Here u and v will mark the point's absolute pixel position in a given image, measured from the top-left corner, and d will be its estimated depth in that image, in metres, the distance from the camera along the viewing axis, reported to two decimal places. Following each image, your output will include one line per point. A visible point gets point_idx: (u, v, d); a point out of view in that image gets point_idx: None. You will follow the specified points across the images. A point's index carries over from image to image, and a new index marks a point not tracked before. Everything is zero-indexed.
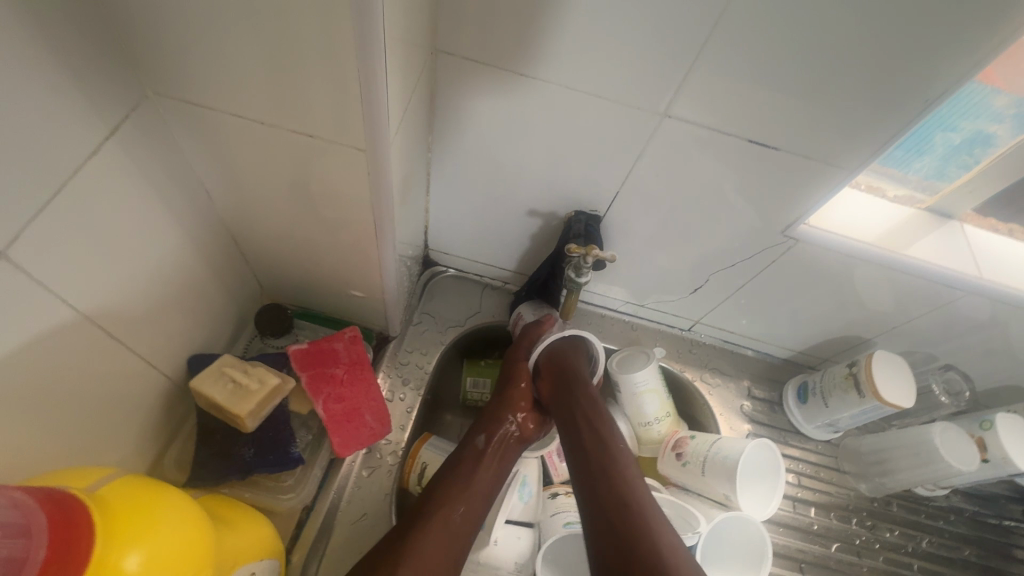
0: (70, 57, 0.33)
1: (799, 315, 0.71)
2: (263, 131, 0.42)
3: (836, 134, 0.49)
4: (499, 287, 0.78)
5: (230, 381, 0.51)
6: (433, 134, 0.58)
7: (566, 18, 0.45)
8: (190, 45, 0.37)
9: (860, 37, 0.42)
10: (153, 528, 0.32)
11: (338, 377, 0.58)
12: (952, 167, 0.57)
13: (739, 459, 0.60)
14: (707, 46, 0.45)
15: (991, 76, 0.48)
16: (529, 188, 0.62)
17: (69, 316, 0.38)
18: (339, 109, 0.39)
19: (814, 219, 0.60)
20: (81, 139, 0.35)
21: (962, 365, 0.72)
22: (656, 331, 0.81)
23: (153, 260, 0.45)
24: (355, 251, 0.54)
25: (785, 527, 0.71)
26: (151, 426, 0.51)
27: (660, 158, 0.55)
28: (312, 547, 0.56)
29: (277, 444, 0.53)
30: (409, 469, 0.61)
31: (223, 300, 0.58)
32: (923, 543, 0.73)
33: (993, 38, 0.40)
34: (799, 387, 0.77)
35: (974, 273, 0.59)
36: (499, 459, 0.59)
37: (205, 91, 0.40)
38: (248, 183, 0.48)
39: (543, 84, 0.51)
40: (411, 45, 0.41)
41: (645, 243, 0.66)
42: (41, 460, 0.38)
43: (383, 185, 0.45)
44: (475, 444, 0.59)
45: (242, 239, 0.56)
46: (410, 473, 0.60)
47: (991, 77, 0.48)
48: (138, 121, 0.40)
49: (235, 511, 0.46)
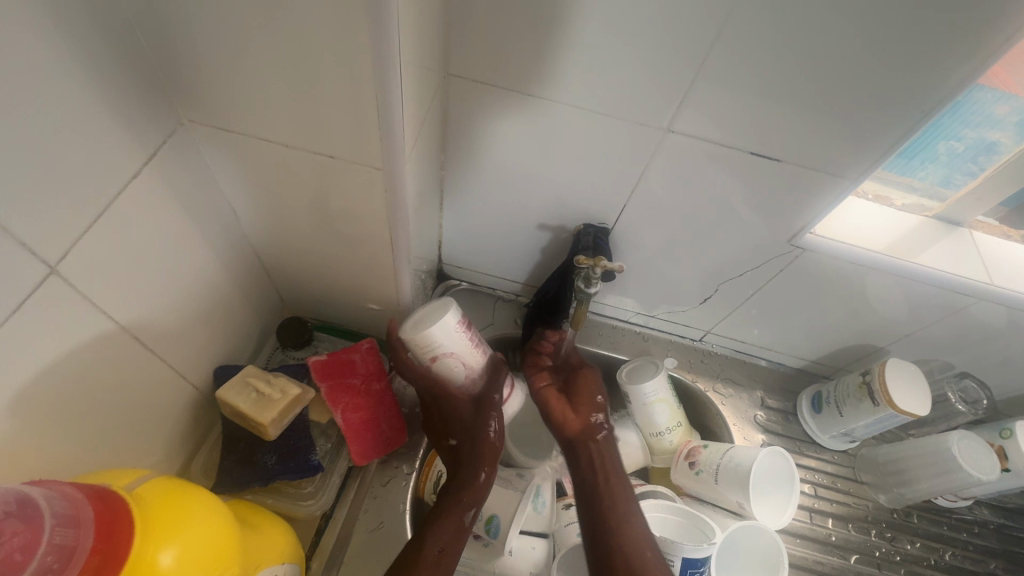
0: (115, 89, 0.36)
1: (810, 324, 0.72)
2: (286, 154, 0.45)
3: (837, 145, 0.50)
4: (511, 299, 0.80)
5: (254, 391, 0.53)
6: (446, 152, 0.60)
7: (570, 40, 0.47)
8: (222, 75, 0.40)
9: (855, 51, 0.43)
10: (184, 527, 0.34)
11: (356, 387, 0.59)
12: (958, 175, 0.57)
13: (751, 467, 0.61)
14: (705, 65, 0.47)
15: (1003, 74, 0.48)
16: (538, 204, 0.64)
17: (110, 327, 0.40)
18: (358, 131, 0.41)
19: (821, 228, 0.60)
20: (123, 164, 0.38)
21: (978, 373, 0.71)
22: (668, 341, 0.81)
23: (184, 275, 0.48)
24: (371, 264, 0.56)
25: (801, 538, 0.70)
26: (180, 435, 0.53)
27: (665, 171, 0.56)
28: (331, 554, 0.57)
29: (298, 451, 0.55)
30: (424, 483, 0.62)
31: (247, 315, 0.60)
32: (947, 556, 0.72)
33: (984, 50, 0.41)
34: (813, 396, 0.77)
35: (984, 279, 0.59)
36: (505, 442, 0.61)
37: (234, 117, 0.43)
38: (272, 201, 0.51)
39: (549, 104, 0.53)
40: (424, 72, 0.44)
41: (654, 254, 0.67)
42: (80, 464, 0.41)
43: (398, 203, 0.47)
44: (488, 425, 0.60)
45: (265, 255, 0.59)
46: (426, 487, 0.62)
47: (1003, 75, 0.48)
48: (174, 145, 0.43)
49: (259, 516, 0.48)
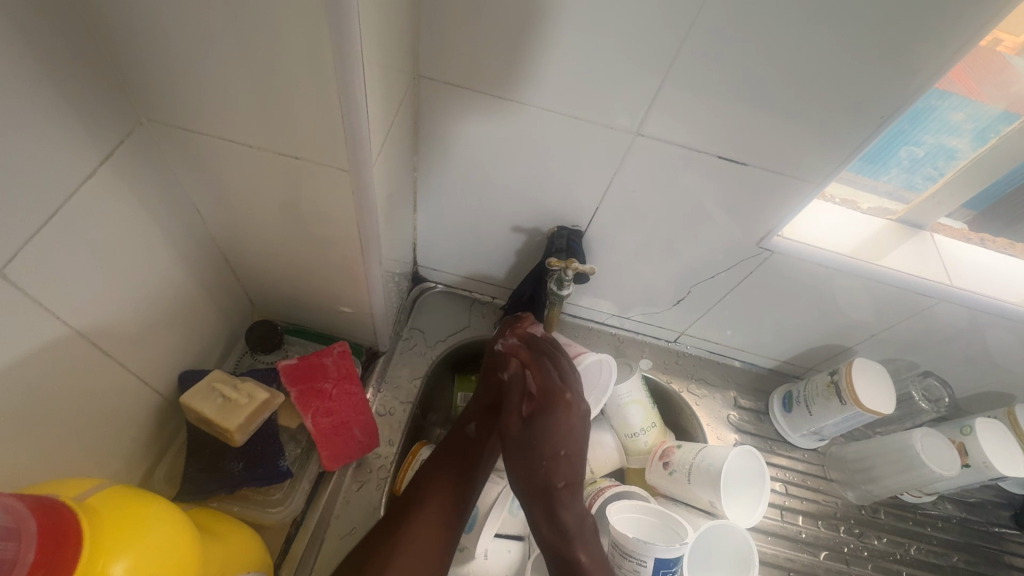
0: (69, 87, 0.35)
1: (781, 326, 0.73)
2: (252, 155, 0.44)
3: (801, 150, 0.51)
4: (487, 302, 0.79)
5: (220, 396, 0.52)
6: (418, 153, 0.60)
7: (539, 42, 0.48)
8: (182, 74, 0.39)
9: (815, 58, 0.44)
10: (137, 538, 0.33)
11: (327, 391, 0.58)
12: (919, 179, 0.59)
13: (722, 466, 0.62)
14: (673, 70, 0.47)
15: (964, 79, 0.50)
16: (512, 206, 0.64)
17: (65, 332, 0.39)
18: (324, 132, 0.41)
19: (788, 230, 0.62)
20: (78, 165, 0.37)
21: (941, 371, 0.74)
22: (643, 343, 0.82)
23: (146, 278, 0.47)
24: (342, 266, 0.55)
25: (772, 536, 0.71)
26: (142, 442, 0.51)
27: (637, 175, 0.57)
28: (301, 561, 0.56)
29: (266, 457, 0.53)
30: (402, 478, 0.62)
31: (214, 318, 0.59)
32: (912, 550, 0.74)
33: (938, 58, 0.43)
34: (784, 396, 0.78)
35: (944, 280, 0.61)
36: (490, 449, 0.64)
37: (197, 117, 0.42)
38: (238, 203, 0.50)
39: (521, 106, 0.53)
40: (392, 72, 0.44)
41: (628, 256, 0.68)
42: (34, 473, 0.39)
43: (367, 204, 0.47)
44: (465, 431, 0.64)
45: (233, 257, 0.57)
46: (403, 482, 0.62)
47: (964, 80, 0.50)
48: (134, 145, 0.42)
49: (225, 523, 0.47)
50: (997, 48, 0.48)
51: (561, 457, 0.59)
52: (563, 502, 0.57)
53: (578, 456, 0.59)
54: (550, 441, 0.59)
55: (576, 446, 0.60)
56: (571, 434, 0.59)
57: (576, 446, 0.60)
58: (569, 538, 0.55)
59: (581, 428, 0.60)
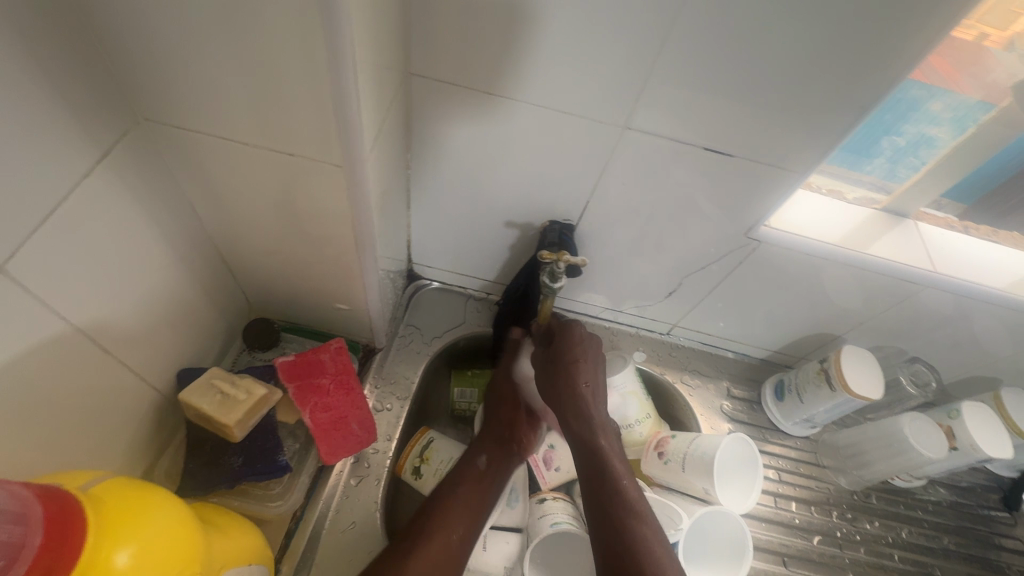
0: (65, 86, 0.36)
1: (772, 315, 0.74)
2: (247, 152, 0.45)
3: (785, 141, 0.52)
4: (482, 298, 0.80)
5: (218, 393, 0.52)
6: (410, 151, 0.61)
7: (527, 39, 0.49)
8: (176, 72, 0.39)
9: (796, 51, 0.45)
10: (141, 526, 0.34)
11: (325, 387, 0.59)
12: (902, 169, 0.60)
13: (715, 454, 0.62)
14: (658, 64, 0.48)
15: (947, 69, 0.51)
16: (504, 201, 0.65)
17: (65, 328, 0.40)
18: (318, 129, 0.41)
19: (774, 220, 0.63)
20: (75, 163, 0.38)
21: (927, 357, 0.75)
22: (637, 335, 0.83)
23: (144, 276, 0.47)
24: (337, 263, 0.56)
25: (766, 522, 0.72)
26: (142, 439, 0.52)
27: (625, 169, 0.58)
28: (302, 556, 0.57)
29: (265, 452, 0.54)
30: (404, 458, 0.64)
31: (211, 317, 0.60)
32: (904, 534, 0.75)
33: (912, 50, 0.44)
34: (776, 385, 0.79)
35: (928, 267, 0.62)
36: (498, 485, 0.63)
37: (192, 115, 0.42)
38: (234, 202, 0.51)
39: (510, 102, 0.54)
40: (383, 69, 0.44)
41: (621, 250, 0.69)
42: (35, 469, 0.40)
43: (361, 200, 0.47)
44: (477, 465, 0.63)
45: (229, 256, 0.58)
46: (405, 463, 0.64)
47: (947, 71, 0.51)
48: (129, 144, 0.43)
49: (227, 517, 0.48)
50: (982, 43, 0.49)
51: (581, 370, 0.64)
52: (588, 405, 0.62)
53: (597, 371, 0.64)
54: (574, 355, 0.64)
55: (597, 362, 0.66)
56: (593, 352, 0.66)
57: (597, 360, 0.66)
58: (593, 430, 0.60)
59: (597, 353, 0.66)
